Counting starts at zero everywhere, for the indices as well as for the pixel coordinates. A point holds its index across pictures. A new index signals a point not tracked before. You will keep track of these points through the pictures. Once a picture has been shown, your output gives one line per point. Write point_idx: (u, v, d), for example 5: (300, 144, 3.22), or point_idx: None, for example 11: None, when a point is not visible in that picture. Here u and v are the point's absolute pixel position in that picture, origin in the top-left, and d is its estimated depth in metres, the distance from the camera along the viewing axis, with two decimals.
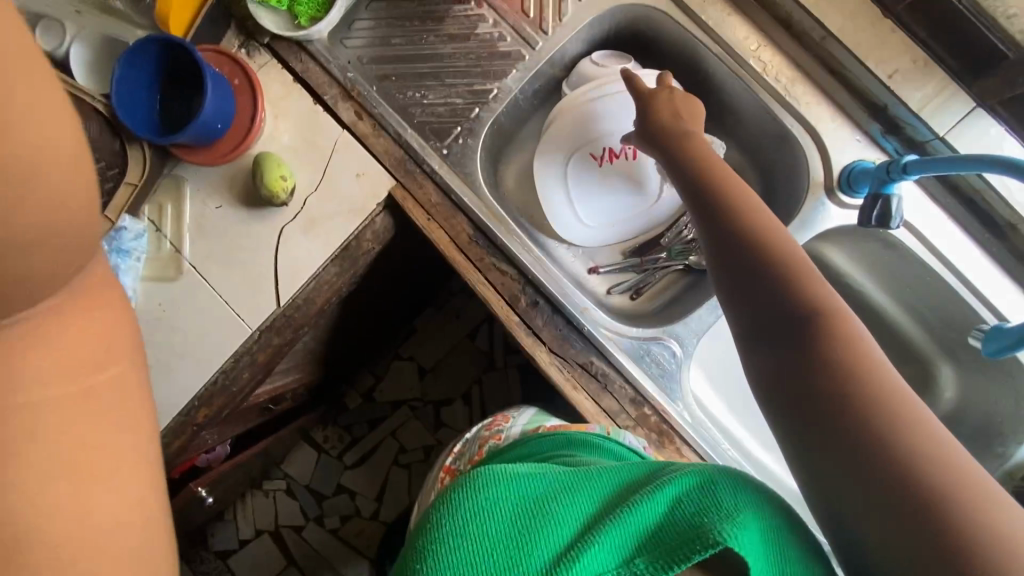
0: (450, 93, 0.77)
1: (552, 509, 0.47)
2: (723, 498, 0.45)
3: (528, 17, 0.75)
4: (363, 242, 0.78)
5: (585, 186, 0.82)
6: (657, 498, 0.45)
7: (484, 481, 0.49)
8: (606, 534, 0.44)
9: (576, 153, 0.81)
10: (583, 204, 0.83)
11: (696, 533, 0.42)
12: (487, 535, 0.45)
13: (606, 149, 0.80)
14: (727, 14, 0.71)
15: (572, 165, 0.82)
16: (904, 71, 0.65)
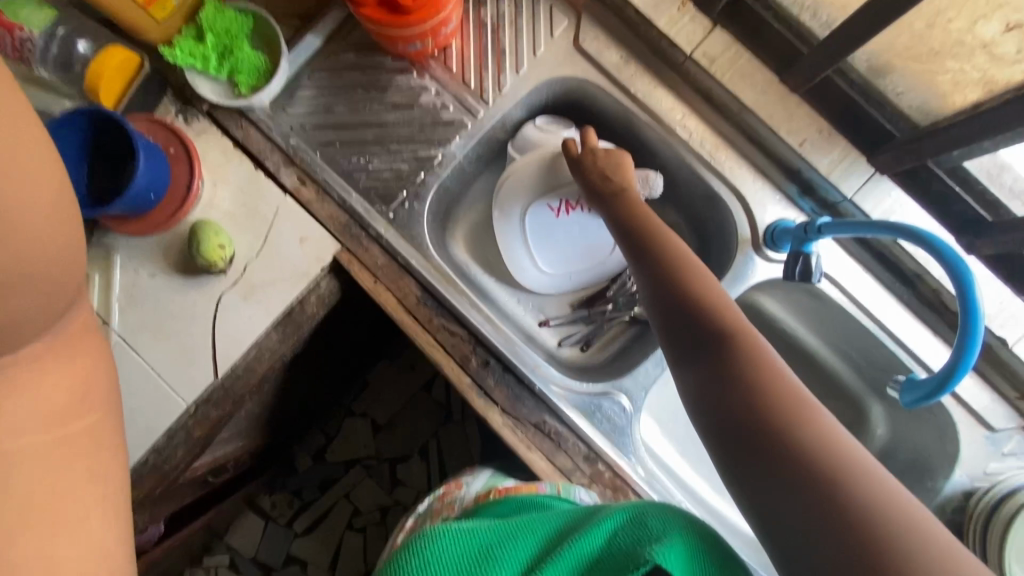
0: (396, 159, 0.77)
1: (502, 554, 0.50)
2: (653, 524, 0.48)
3: (470, 87, 0.78)
4: (308, 306, 0.76)
5: (542, 237, 0.83)
6: (594, 532, 0.49)
7: (434, 535, 0.51)
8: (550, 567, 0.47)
9: (532, 206, 0.81)
10: (541, 253, 0.84)
11: (629, 561, 0.46)
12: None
13: (562, 202, 0.80)
14: (654, 86, 0.76)
15: (528, 218, 0.82)
16: (813, 140, 0.72)
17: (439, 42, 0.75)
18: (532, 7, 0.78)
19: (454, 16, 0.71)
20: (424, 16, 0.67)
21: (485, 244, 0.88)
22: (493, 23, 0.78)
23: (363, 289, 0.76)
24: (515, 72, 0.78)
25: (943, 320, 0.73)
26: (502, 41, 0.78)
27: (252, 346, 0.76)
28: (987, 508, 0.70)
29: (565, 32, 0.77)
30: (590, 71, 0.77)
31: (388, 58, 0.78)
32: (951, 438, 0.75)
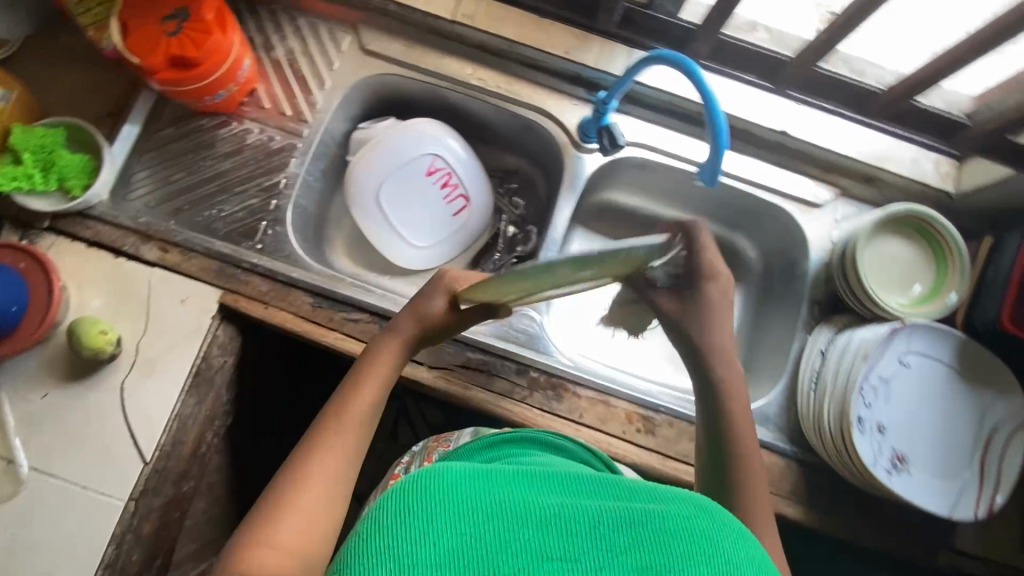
0: (245, 198, 0.83)
1: (534, 502, 0.42)
2: (705, 532, 0.41)
3: (287, 115, 0.86)
4: (214, 358, 0.79)
5: (406, 206, 0.91)
6: (643, 517, 0.42)
7: (455, 488, 0.41)
8: (588, 537, 0.40)
9: (394, 179, 0.90)
10: (408, 221, 0.92)
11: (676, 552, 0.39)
12: (452, 532, 0.39)
13: (427, 172, 0.91)
14: (438, 58, 0.88)
15: (389, 188, 0.90)
16: (575, 45, 0.85)
17: (243, 86, 0.83)
18: (315, 35, 0.88)
19: (247, 57, 0.80)
20: (218, 61, 0.75)
21: (366, 250, 0.97)
22: (287, 59, 0.88)
23: (258, 320, 0.79)
24: (321, 89, 0.87)
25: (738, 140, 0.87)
26: (301, 70, 0.88)
27: (171, 418, 0.76)
28: (844, 258, 0.78)
29: (349, 43, 0.88)
30: (383, 66, 0.88)
31: (205, 119, 0.85)
32: (797, 227, 0.87)
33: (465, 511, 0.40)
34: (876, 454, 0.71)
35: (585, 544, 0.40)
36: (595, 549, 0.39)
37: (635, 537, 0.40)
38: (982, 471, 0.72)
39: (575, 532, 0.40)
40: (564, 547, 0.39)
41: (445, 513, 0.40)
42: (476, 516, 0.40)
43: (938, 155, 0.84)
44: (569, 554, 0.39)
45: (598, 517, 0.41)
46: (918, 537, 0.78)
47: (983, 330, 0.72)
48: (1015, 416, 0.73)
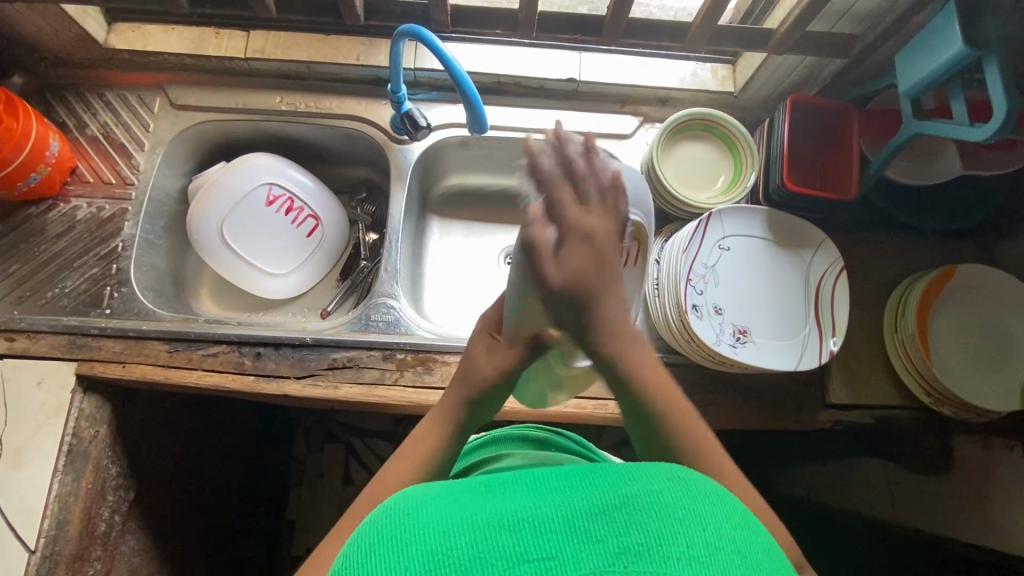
0: (85, 269, 0.85)
1: (514, 506, 0.36)
2: (685, 500, 0.36)
3: (112, 183, 0.89)
4: (84, 430, 0.78)
5: (255, 227, 0.94)
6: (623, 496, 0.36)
7: (421, 521, 0.36)
8: (572, 534, 0.34)
9: (244, 204, 0.93)
10: (257, 241, 0.95)
11: (662, 527, 0.34)
12: (417, 553, 0.33)
13: (279, 199, 0.95)
14: (246, 95, 0.93)
15: (238, 211, 0.93)
16: (365, 50, 0.90)
17: (62, 165, 0.86)
18: (125, 104, 0.92)
19: (53, 138, 0.84)
20: (15, 147, 0.78)
21: (233, 293, 0.99)
22: (102, 133, 0.91)
23: (121, 381, 0.80)
24: (141, 151, 0.91)
25: (535, 96, 0.94)
26: (118, 139, 0.91)
27: (49, 501, 0.75)
28: (649, 178, 0.84)
29: (159, 103, 0.92)
30: (196, 116, 0.92)
31: (32, 208, 0.87)
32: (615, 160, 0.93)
33: (433, 528, 0.35)
34: (718, 333, 0.75)
35: (567, 540, 0.33)
36: (577, 545, 0.33)
37: (622, 518, 0.34)
38: (818, 321, 0.76)
39: (558, 528, 0.34)
40: (543, 544, 0.33)
41: (406, 536, 0.34)
42: (445, 542, 0.34)
43: (713, 64, 0.92)
44: (545, 552, 0.33)
45: (581, 507, 0.35)
46: (793, 404, 0.82)
47: (779, 197, 0.79)
48: (833, 264, 0.78)
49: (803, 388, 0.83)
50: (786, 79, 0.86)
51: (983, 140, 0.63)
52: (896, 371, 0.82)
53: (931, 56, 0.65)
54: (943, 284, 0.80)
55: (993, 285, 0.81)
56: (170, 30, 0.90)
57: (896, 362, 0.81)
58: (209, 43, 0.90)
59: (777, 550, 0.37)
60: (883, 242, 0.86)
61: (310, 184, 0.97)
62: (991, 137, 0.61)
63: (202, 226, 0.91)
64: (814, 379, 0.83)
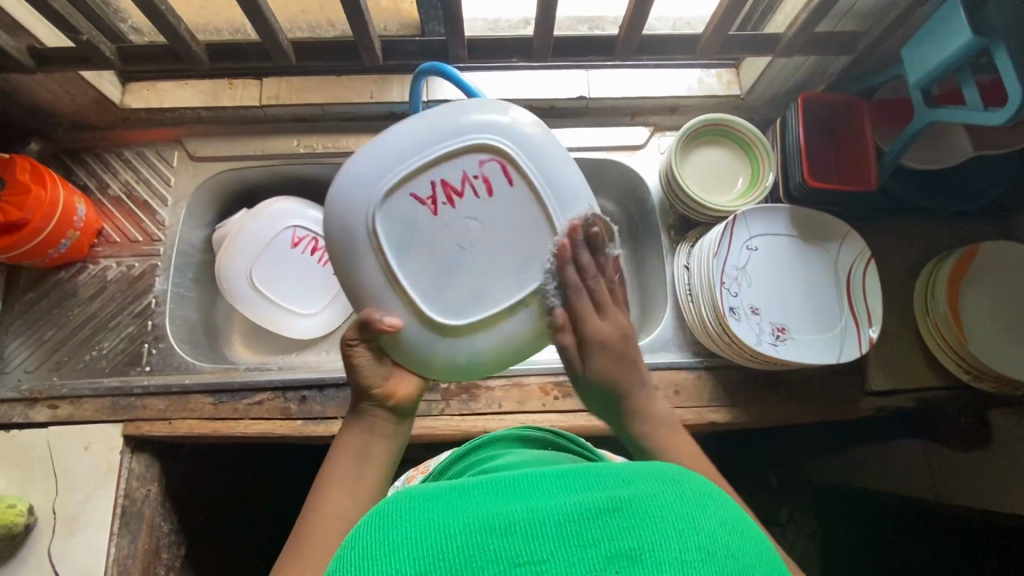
0: (121, 329, 0.85)
1: (504, 508, 0.36)
2: (680, 504, 0.35)
3: (138, 240, 0.90)
4: (135, 490, 0.78)
5: (283, 269, 0.95)
6: (616, 501, 0.35)
7: (416, 522, 0.36)
8: (563, 538, 0.33)
9: (270, 248, 0.94)
10: (286, 283, 0.95)
11: (650, 530, 0.33)
12: (410, 558, 0.34)
13: (304, 240, 0.96)
14: (262, 141, 0.94)
15: (264, 255, 0.93)
16: (378, 87, 0.91)
17: (88, 228, 0.87)
18: (144, 161, 0.93)
19: (78, 202, 0.84)
20: (44, 216, 0.78)
21: (263, 337, 1.00)
22: (124, 191, 0.92)
23: (168, 438, 0.80)
24: (164, 206, 0.91)
25: (546, 116, 0.96)
26: (140, 196, 0.92)
27: (108, 566, 0.74)
28: (667, 179, 0.86)
29: (178, 157, 0.93)
30: (216, 166, 0.93)
31: (62, 272, 0.88)
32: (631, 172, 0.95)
33: (429, 532, 0.35)
34: (757, 333, 0.76)
35: (559, 545, 0.33)
36: (569, 548, 0.33)
37: (614, 521, 0.34)
38: (854, 312, 0.77)
39: (549, 532, 0.34)
40: (535, 548, 0.33)
41: (400, 540, 0.35)
42: (442, 546, 0.34)
43: (717, 70, 0.95)
44: (538, 555, 0.33)
45: (574, 512, 0.35)
46: (833, 395, 0.83)
47: (799, 193, 0.81)
48: (860, 255, 0.79)
49: (842, 378, 0.84)
50: (791, 78, 0.88)
51: (999, 125, 0.65)
52: (936, 355, 0.82)
53: (939, 47, 0.67)
54: (968, 264, 0.81)
55: (1015, 258, 0.83)
56: (183, 84, 0.91)
57: (933, 346, 0.82)
58: (224, 94, 0.91)
59: (775, 555, 0.36)
60: (901, 227, 0.88)
61: None
62: (1007, 121, 0.63)
63: (232, 273, 0.92)
64: (851, 368, 0.84)
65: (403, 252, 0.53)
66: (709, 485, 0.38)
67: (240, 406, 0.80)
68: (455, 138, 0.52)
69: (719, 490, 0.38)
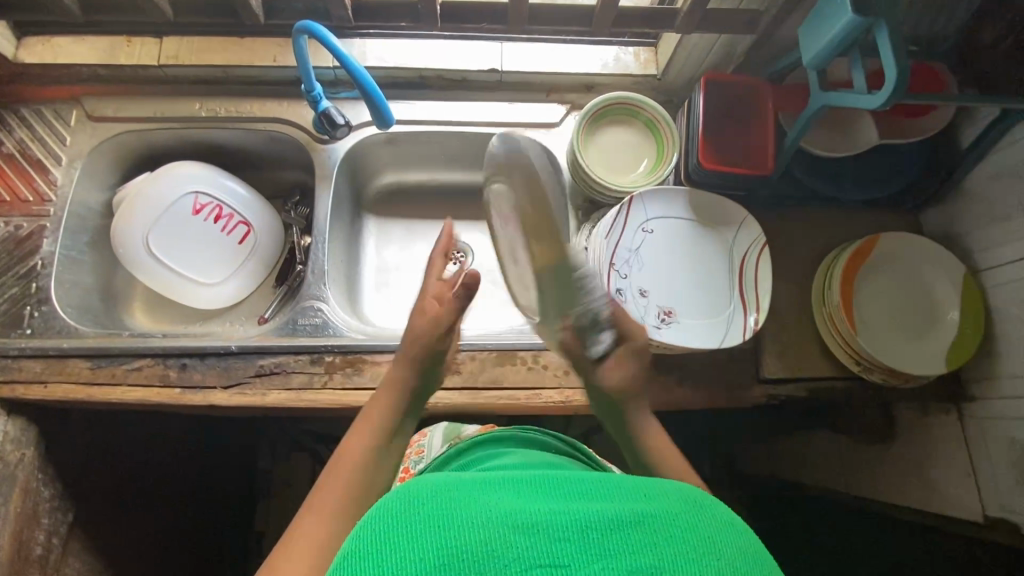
0: (3, 290, 0.83)
1: (535, 509, 0.38)
2: (697, 525, 0.38)
3: (29, 200, 0.87)
4: (7, 453, 0.77)
5: (184, 237, 0.93)
6: (639, 517, 0.37)
7: (447, 505, 0.38)
8: (586, 544, 0.35)
9: (170, 214, 0.91)
10: (187, 252, 0.93)
11: (673, 551, 0.35)
12: (435, 543, 0.35)
13: (207, 208, 0.93)
14: (165, 102, 0.91)
15: (163, 221, 0.91)
16: (282, 52, 0.89)
17: None
18: (40, 119, 0.90)
19: None
20: None
21: (167, 306, 0.98)
22: (18, 149, 0.89)
23: (43, 402, 0.78)
24: (58, 165, 0.89)
25: (458, 89, 0.93)
26: (34, 155, 0.89)
27: None
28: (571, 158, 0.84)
29: (76, 116, 0.90)
30: (114, 126, 0.91)
31: None
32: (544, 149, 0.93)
33: (456, 518, 0.36)
34: (642, 316, 0.75)
35: (582, 552, 0.35)
36: (588, 556, 0.35)
37: (636, 535, 0.36)
38: (743, 298, 0.76)
39: (573, 537, 0.36)
40: (559, 551, 0.35)
41: (425, 524, 0.36)
42: (472, 539, 0.35)
43: (636, 48, 0.92)
44: (558, 560, 0.35)
45: (600, 522, 0.36)
46: (727, 382, 0.83)
47: (698, 176, 0.79)
48: (756, 241, 0.78)
49: (738, 366, 0.83)
50: (704, 58, 0.85)
51: (880, 107, 0.64)
52: (831, 348, 0.81)
53: (825, 27, 0.65)
54: (864, 256, 0.80)
55: (918, 251, 0.81)
56: (80, 40, 0.88)
57: (828, 338, 0.81)
58: (121, 52, 0.88)
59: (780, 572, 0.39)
60: (809, 216, 0.86)
61: (238, 190, 0.95)
62: (887, 102, 0.62)
63: (128, 239, 0.90)
64: (747, 356, 0.83)
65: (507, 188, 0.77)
66: (728, 511, 0.40)
67: (118, 372, 0.78)
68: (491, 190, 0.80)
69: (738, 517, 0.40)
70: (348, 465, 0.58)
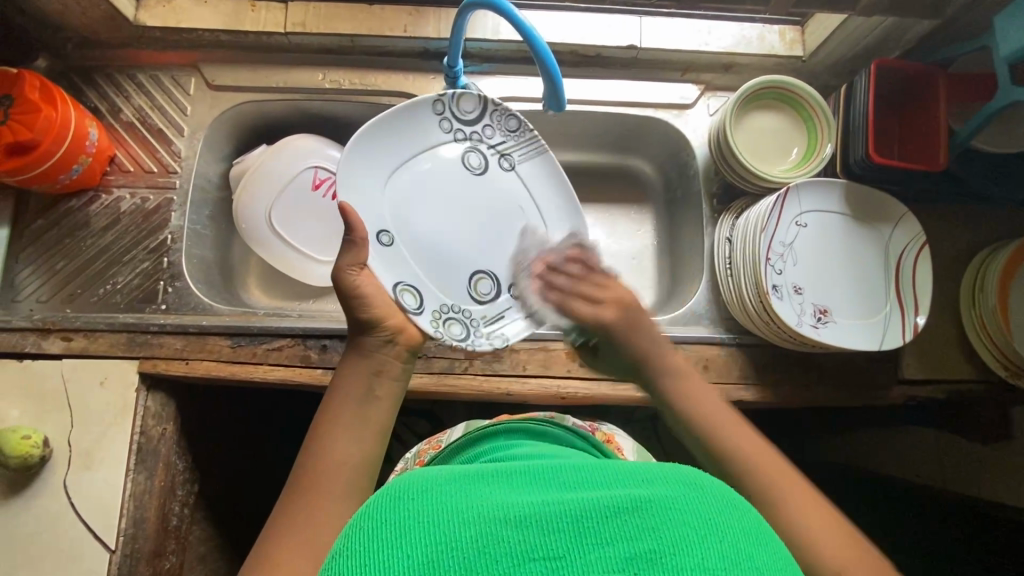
0: (135, 264, 0.82)
1: (525, 500, 0.34)
2: (700, 505, 0.33)
3: (153, 171, 0.85)
4: (151, 429, 0.77)
5: (304, 213, 0.90)
6: (632, 499, 0.33)
7: (428, 498, 0.34)
8: (580, 533, 0.31)
9: (292, 189, 0.89)
10: (306, 229, 0.91)
11: (672, 538, 0.31)
12: (420, 543, 0.31)
13: (326, 183, 0.91)
14: (287, 71, 0.87)
15: (284, 196, 0.89)
16: (412, 21, 0.84)
17: (101, 154, 0.82)
18: (159, 87, 0.87)
19: (91, 125, 0.79)
20: (56, 138, 0.73)
21: (278, 281, 0.97)
22: (138, 117, 0.86)
23: (184, 378, 0.78)
24: (181, 136, 0.86)
25: (589, 66, 0.89)
26: (155, 124, 0.86)
27: (124, 500, 0.74)
28: (719, 145, 0.80)
29: (195, 84, 0.87)
30: (235, 96, 0.87)
31: (73, 201, 0.83)
32: (676, 133, 0.89)
33: (441, 515, 0.32)
34: (799, 315, 0.73)
35: (574, 541, 0.31)
36: (582, 546, 0.31)
37: (633, 521, 0.31)
38: (901, 299, 0.74)
39: (566, 528, 0.31)
40: (546, 544, 0.31)
41: (408, 525, 0.32)
42: (457, 538, 0.31)
43: (780, 27, 0.87)
44: (552, 552, 0.30)
45: (591, 507, 0.32)
46: (865, 381, 0.81)
47: (858, 168, 0.76)
48: (914, 239, 0.75)
49: (875, 363, 0.82)
50: (861, 42, 0.81)
51: None
52: (974, 346, 0.80)
53: None
54: (1023, 258, 0.77)
55: None
56: (203, 3, 0.84)
57: (974, 337, 0.80)
58: (246, 17, 0.84)
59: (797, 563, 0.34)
60: (956, 213, 0.83)
61: None
62: None
63: (251, 214, 0.88)
64: (886, 355, 0.82)
65: (376, 151, 0.70)
66: (732, 490, 0.36)
67: (259, 351, 0.78)
68: (402, 124, 0.72)
69: (743, 498, 0.35)
70: (346, 401, 0.55)
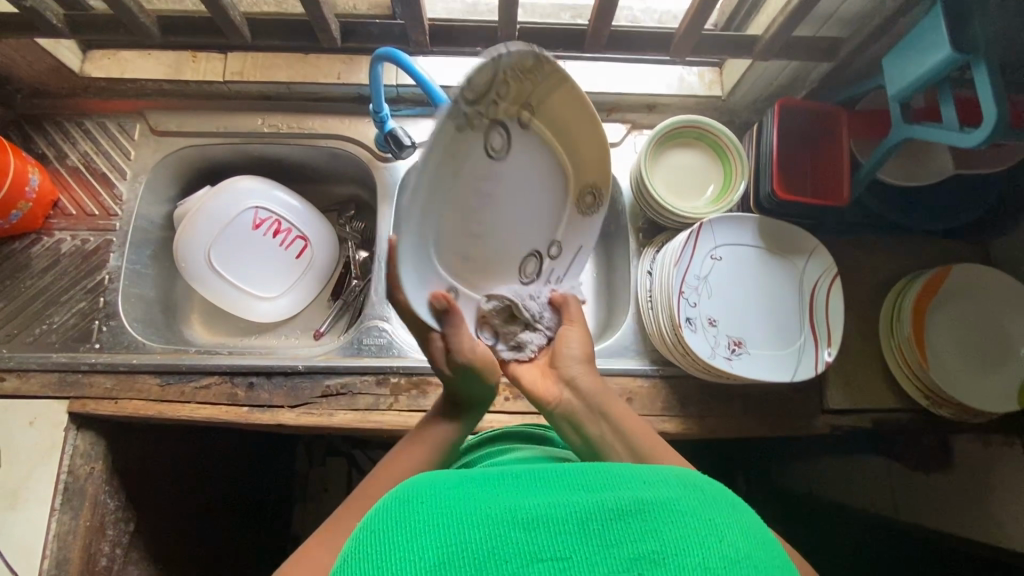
0: (73, 304, 0.84)
1: (535, 502, 0.35)
2: (702, 508, 0.34)
3: (95, 214, 0.88)
4: (79, 468, 0.78)
5: (245, 251, 0.93)
6: (641, 501, 0.34)
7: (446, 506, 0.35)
8: (586, 533, 0.32)
9: (232, 228, 0.91)
10: (246, 266, 0.93)
11: (681, 539, 0.32)
12: (445, 539, 0.32)
13: (267, 221, 0.93)
14: (229, 117, 0.91)
15: (225, 234, 0.91)
16: (346, 69, 0.88)
17: (43, 199, 0.85)
18: (104, 133, 0.91)
19: (32, 172, 0.82)
20: None
21: (221, 318, 0.99)
22: (83, 162, 0.90)
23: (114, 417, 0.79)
24: (124, 179, 0.89)
25: None
26: (99, 169, 0.90)
27: (46, 542, 0.74)
28: (638, 183, 0.82)
29: (140, 130, 0.91)
30: (177, 141, 0.91)
31: (16, 243, 0.86)
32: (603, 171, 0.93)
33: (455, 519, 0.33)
34: (713, 346, 0.74)
35: (584, 542, 0.32)
36: (590, 547, 0.32)
37: (639, 523, 0.33)
38: (813, 331, 0.76)
39: (572, 529, 0.33)
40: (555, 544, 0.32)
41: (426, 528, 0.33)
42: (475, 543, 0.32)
43: (700, 68, 0.91)
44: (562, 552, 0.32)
45: (597, 509, 0.34)
46: (791, 410, 0.82)
47: (768, 203, 0.78)
48: (826, 270, 0.78)
49: (801, 393, 0.82)
50: (772, 82, 0.84)
51: (975, 145, 0.62)
52: (891, 370, 0.81)
53: (918, 59, 0.64)
54: (935, 288, 0.79)
55: (988, 282, 0.80)
56: (145, 54, 0.88)
57: (889, 360, 0.81)
58: (187, 67, 0.88)
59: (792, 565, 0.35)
60: (875, 243, 0.85)
61: (297, 204, 0.95)
62: (982, 142, 0.61)
63: (190, 252, 0.90)
64: (810, 385, 0.83)
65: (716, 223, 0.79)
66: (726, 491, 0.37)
67: (186, 389, 0.79)
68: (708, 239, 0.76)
69: (737, 498, 0.37)
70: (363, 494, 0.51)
